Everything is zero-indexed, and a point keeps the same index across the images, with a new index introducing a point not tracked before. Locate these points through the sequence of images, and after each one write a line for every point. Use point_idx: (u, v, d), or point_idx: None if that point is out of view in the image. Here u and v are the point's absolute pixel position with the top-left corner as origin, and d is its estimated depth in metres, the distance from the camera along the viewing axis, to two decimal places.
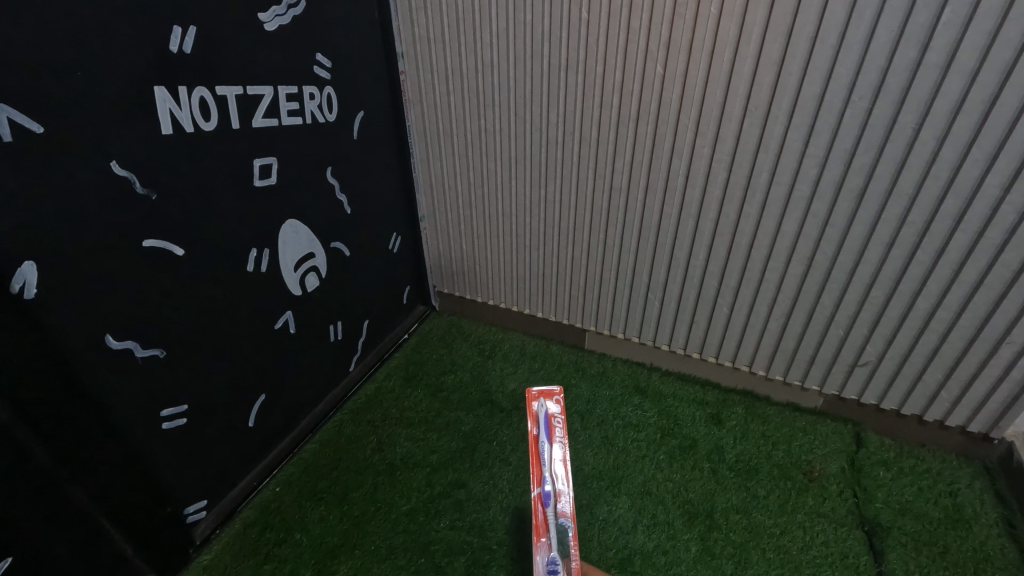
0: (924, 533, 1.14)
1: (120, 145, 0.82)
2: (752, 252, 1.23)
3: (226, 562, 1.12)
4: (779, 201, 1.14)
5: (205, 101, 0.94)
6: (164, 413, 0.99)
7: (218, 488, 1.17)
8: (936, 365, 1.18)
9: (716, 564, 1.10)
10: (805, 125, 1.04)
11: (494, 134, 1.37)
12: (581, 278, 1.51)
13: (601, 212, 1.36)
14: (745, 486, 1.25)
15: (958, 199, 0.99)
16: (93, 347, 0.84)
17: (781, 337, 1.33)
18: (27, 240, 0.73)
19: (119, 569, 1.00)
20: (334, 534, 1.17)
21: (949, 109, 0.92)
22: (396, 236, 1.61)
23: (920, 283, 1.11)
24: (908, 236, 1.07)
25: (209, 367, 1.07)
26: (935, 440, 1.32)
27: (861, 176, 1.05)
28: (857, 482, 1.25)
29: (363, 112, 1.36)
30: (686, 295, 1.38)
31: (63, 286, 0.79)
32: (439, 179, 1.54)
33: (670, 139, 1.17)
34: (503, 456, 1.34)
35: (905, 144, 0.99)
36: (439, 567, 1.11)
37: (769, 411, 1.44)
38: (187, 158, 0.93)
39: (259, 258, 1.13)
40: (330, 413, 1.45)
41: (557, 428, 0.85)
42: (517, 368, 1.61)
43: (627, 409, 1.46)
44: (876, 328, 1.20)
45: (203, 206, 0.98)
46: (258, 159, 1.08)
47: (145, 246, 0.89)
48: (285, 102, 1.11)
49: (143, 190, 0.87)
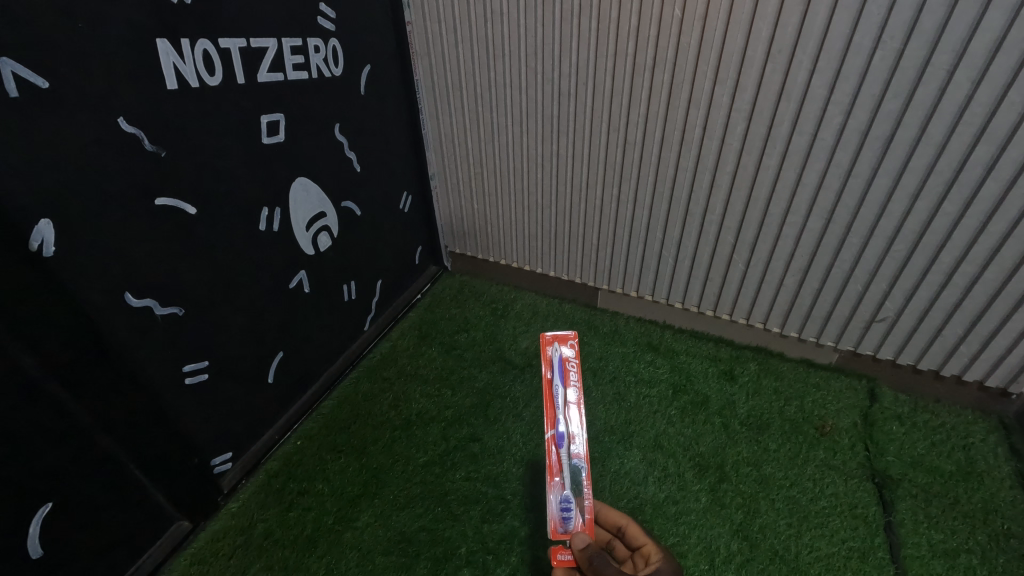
0: (935, 485, 1.15)
1: (126, 101, 0.81)
2: (771, 206, 1.20)
3: (253, 510, 1.18)
4: (800, 151, 1.10)
5: (208, 54, 0.92)
6: (186, 368, 1.02)
7: (242, 441, 1.22)
8: (957, 320, 1.16)
9: (725, 514, 1.13)
10: (831, 69, 0.99)
11: (504, 87, 1.33)
12: (593, 235, 1.49)
13: (615, 167, 1.33)
14: (756, 439, 1.26)
15: (991, 145, 0.95)
16: (113, 304, 0.86)
17: (797, 293, 1.31)
18: (42, 199, 0.74)
19: (152, 516, 1.05)
20: (354, 484, 1.22)
21: (987, 49, 0.87)
22: (407, 195, 1.60)
23: (945, 235, 1.07)
24: (935, 186, 1.03)
25: (226, 324, 1.09)
26: (951, 395, 1.31)
27: (888, 123, 1.00)
28: (869, 436, 1.25)
29: (370, 66, 1.32)
30: (701, 251, 1.36)
31: (81, 243, 0.80)
32: (449, 135, 1.51)
33: (687, 88, 1.13)
34: (517, 411, 1.36)
35: (937, 88, 0.93)
36: (455, 515, 1.15)
37: (783, 367, 1.44)
38: (194, 114, 0.92)
39: (271, 217, 1.13)
40: (347, 371, 1.48)
41: (572, 372, 0.89)
42: (529, 326, 1.62)
43: (639, 366, 1.47)
44: (897, 282, 1.17)
45: (213, 164, 0.97)
46: (265, 115, 1.06)
47: (157, 205, 0.89)
48: (290, 56, 1.08)
49: (151, 148, 0.86)
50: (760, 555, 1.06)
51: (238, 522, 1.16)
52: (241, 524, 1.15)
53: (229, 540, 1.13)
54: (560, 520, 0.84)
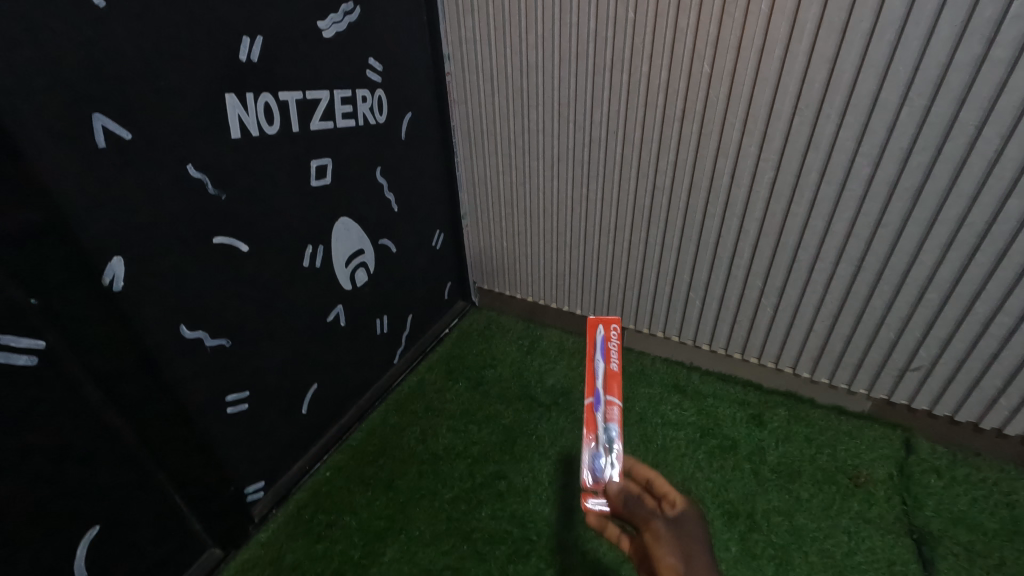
0: (978, 543, 1.11)
1: (194, 149, 0.88)
2: (800, 252, 1.22)
3: (283, 540, 1.19)
4: (829, 200, 1.12)
5: (269, 106, 1.00)
6: (228, 398, 1.06)
7: (274, 470, 1.25)
8: (996, 371, 1.13)
9: (757, 565, 1.10)
10: (858, 123, 1.02)
11: (537, 133, 1.39)
12: (621, 276, 1.51)
13: (643, 211, 1.36)
14: (787, 488, 1.23)
15: (1023, 199, 0.96)
16: (169, 336, 0.91)
17: (827, 339, 1.31)
18: (117, 237, 0.80)
19: (187, 541, 1.08)
20: (381, 518, 1.23)
21: (1014, 107, 0.90)
22: (439, 233, 1.66)
23: (978, 286, 1.07)
24: (967, 237, 1.03)
25: (268, 356, 1.14)
26: (992, 449, 1.27)
27: (917, 175, 1.02)
28: (905, 488, 1.22)
29: (411, 113, 1.40)
30: (729, 294, 1.37)
31: (146, 278, 0.86)
32: (482, 176, 1.58)
33: (715, 138, 1.17)
34: (543, 450, 1.37)
35: (965, 143, 0.96)
36: (481, 554, 1.15)
37: (814, 414, 1.41)
38: (252, 159, 0.99)
39: (314, 254, 1.19)
40: (375, 403, 1.51)
41: (614, 356, 0.75)
42: (555, 364, 1.63)
43: (666, 408, 1.46)
44: (930, 331, 1.16)
45: (266, 205, 1.04)
46: (315, 160, 1.13)
47: (215, 243, 0.96)
48: (340, 105, 1.16)
49: (214, 191, 0.93)
50: None
51: (267, 552, 1.18)
52: (270, 554, 1.17)
53: (258, 570, 1.14)
54: (589, 465, 0.68)
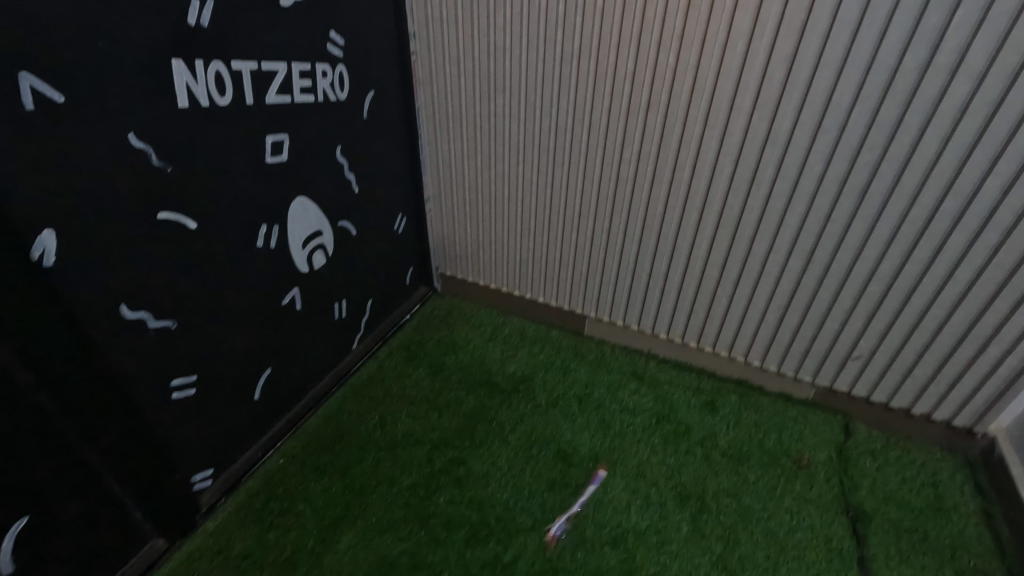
0: (905, 520, 1.19)
1: (137, 117, 0.82)
2: (755, 245, 1.26)
3: (232, 529, 1.16)
4: (783, 195, 1.16)
5: (220, 76, 0.94)
6: (173, 382, 1.01)
7: (224, 458, 1.20)
8: (927, 360, 1.21)
9: (705, 544, 1.15)
10: (813, 121, 1.06)
11: (503, 118, 1.38)
12: (584, 264, 1.53)
13: (607, 200, 1.37)
14: (735, 471, 1.29)
15: (957, 199, 1.02)
16: (108, 316, 0.86)
17: (778, 329, 1.36)
18: (48, 209, 0.74)
19: (127, 533, 1.03)
20: (337, 505, 1.21)
21: (953, 111, 0.95)
22: (402, 217, 1.62)
23: (915, 280, 1.14)
24: (906, 234, 1.09)
25: (217, 339, 1.09)
26: (921, 433, 1.36)
27: (865, 173, 1.07)
28: (843, 470, 1.30)
29: (373, 92, 1.36)
30: (687, 284, 1.41)
31: (81, 254, 0.80)
32: (447, 160, 1.55)
33: (678, 130, 1.19)
34: (503, 435, 1.37)
35: (909, 144, 1.01)
36: (438, 539, 1.15)
37: (763, 400, 1.47)
38: (201, 131, 0.93)
39: (269, 234, 1.14)
40: (333, 389, 1.48)
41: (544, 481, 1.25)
42: (517, 351, 1.63)
43: (624, 394, 1.49)
44: (870, 323, 1.23)
45: (217, 181, 0.99)
46: (271, 135, 1.08)
47: (160, 219, 0.90)
48: (298, 79, 1.11)
49: (159, 163, 0.88)
50: None
51: (215, 542, 1.13)
52: (218, 544, 1.13)
53: (205, 560, 1.10)
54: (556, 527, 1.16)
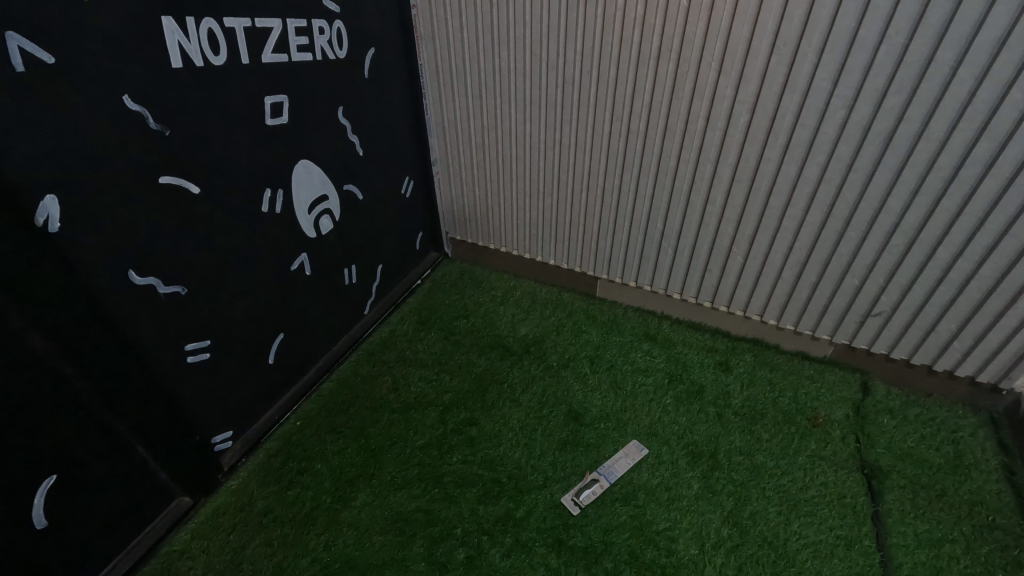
0: (923, 476, 1.17)
1: (130, 78, 0.81)
2: (772, 198, 1.21)
3: (253, 488, 1.20)
4: (802, 144, 1.11)
5: (213, 33, 0.92)
6: (188, 347, 1.03)
7: (242, 420, 1.23)
8: (951, 315, 1.17)
9: (716, 500, 1.15)
10: (836, 62, 0.99)
11: (508, 73, 1.33)
12: (595, 224, 1.49)
13: (617, 157, 1.33)
14: (748, 429, 1.28)
15: (991, 142, 0.95)
16: (117, 282, 0.87)
17: (795, 286, 1.32)
18: (47, 175, 0.74)
19: (153, 490, 1.07)
20: (353, 465, 1.24)
21: (991, 45, 0.87)
22: (409, 180, 1.60)
23: (943, 231, 1.08)
24: (934, 182, 1.03)
25: (228, 305, 1.10)
26: (943, 390, 1.32)
27: (891, 118, 1.01)
28: (860, 428, 1.27)
29: (374, 49, 1.32)
30: (701, 242, 1.37)
31: (85, 219, 0.80)
32: (452, 120, 1.51)
33: (691, 78, 1.13)
34: (514, 397, 1.38)
35: (940, 84, 0.94)
36: (451, 496, 1.17)
37: (778, 360, 1.45)
38: (198, 92, 0.92)
39: (273, 199, 1.14)
40: (346, 354, 1.50)
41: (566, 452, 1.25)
42: (528, 314, 1.62)
43: (636, 355, 1.48)
44: (893, 277, 1.19)
45: (217, 144, 0.98)
46: (269, 96, 1.06)
47: (161, 183, 0.90)
48: (294, 37, 1.08)
49: (156, 126, 0.87)
50: (749, 541, 1.08)
51: (237, 499, 1.18)
52: (240, 501, 1.17)
53: (229, 517, 1.15)
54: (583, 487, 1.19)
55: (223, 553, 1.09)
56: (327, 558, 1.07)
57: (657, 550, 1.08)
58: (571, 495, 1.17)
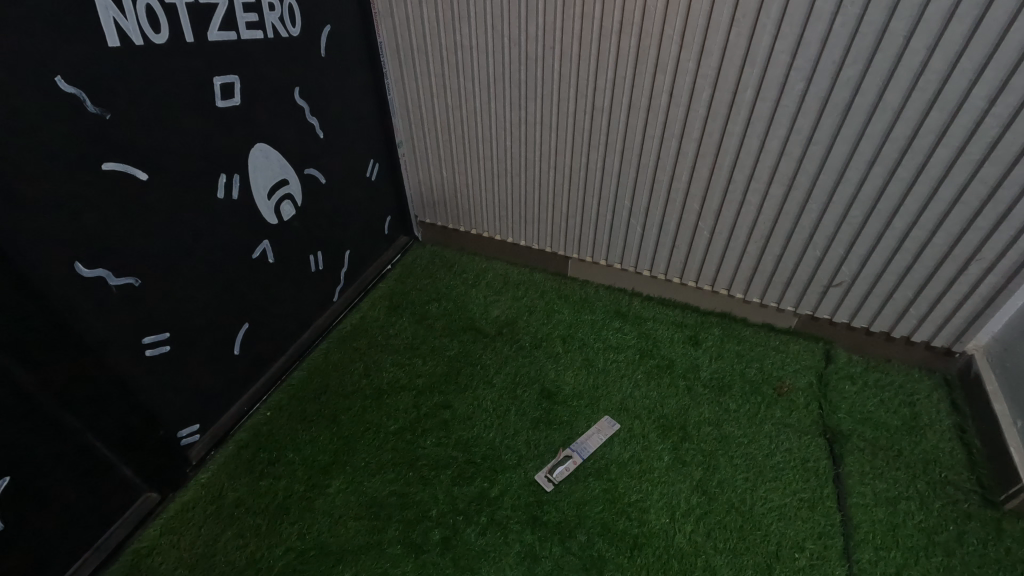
0: (882, 439, 1.22)
1: (63, 57, 0.76)
2: (736, 172, 1.22)
3: (224, 480, 1.18)
4: (763, 118, 1.12)
5: (153, 10, 0.87)
6: (146, 339, 1.00)
7: (208, 413, 1.21)
8: (908, 283, 1.21)
9: (687, 470, 1.18)
10: (794, 33, 0.99)
11: (470, 50, 1.29)
12: (564, 202, 1.48)
13: (583, 134, 1.32)
14: (717, 400, 1.31)
15: (943, 112, 0.97)
16: (61, 275, 0.83)
17: (760, 259, 1.35)
18: None
19: (117, 488, 1.04)
20: (326, 452, 1.23)
21: (942, 16, 0.88)
22: (373, 162, 1.57)
23: (897, 202, 1.11)
24: (890, 153, 1.06)
25: (187, 295, 1.06)
26: (900, 356, 1.37)
27: (847, 89, 1.02)
28: (823, 395, 1.32)
29: (330, 26, 1.27)
30: (668, 218, 1.38)
31: (20, 209, 0.76)
32: (416, 99, 1.47)
33: (654, 52, 1.12)
34: (488, 378, 1.38)
35: (895, 54, 0.95)
36: (426, 479, 1.18)
37: (745, 332, 1.48)
38: (139, 72, 0.87)
39: (230, 184, 1.10)
40: (316, 342, 1.47)
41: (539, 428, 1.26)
42: (500, 296, 1.62)
43: (607, 332, 1.49)
44: (852, 247, 1.21)
45: (165, 127, 0.94)
46: (219, 77, 1.01)
47: (105, 170, 0.85)
48: (243, 13, 1.03)
49: (95, 109, 0.82)
50: (717, 507, 1.12)
51: (208, 493, 1.16)
52: (211, 494, 1.15)
53: (200, 510, 1.13)
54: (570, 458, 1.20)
55: (196, 546, 1.08)
56: (303, 546, 1.07)
57: (629, 521, 1.10)
58: (545, 472, 1.18)
